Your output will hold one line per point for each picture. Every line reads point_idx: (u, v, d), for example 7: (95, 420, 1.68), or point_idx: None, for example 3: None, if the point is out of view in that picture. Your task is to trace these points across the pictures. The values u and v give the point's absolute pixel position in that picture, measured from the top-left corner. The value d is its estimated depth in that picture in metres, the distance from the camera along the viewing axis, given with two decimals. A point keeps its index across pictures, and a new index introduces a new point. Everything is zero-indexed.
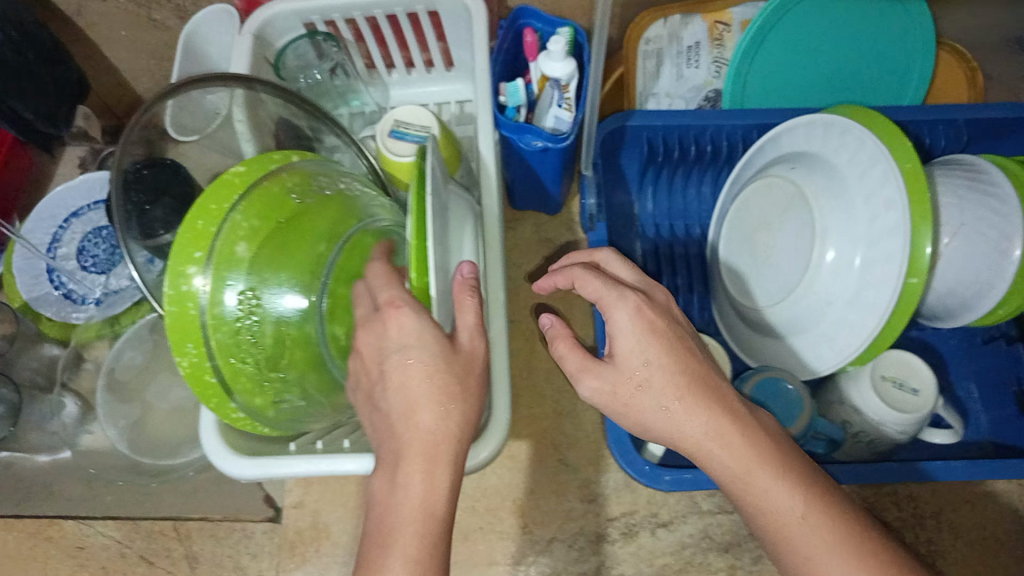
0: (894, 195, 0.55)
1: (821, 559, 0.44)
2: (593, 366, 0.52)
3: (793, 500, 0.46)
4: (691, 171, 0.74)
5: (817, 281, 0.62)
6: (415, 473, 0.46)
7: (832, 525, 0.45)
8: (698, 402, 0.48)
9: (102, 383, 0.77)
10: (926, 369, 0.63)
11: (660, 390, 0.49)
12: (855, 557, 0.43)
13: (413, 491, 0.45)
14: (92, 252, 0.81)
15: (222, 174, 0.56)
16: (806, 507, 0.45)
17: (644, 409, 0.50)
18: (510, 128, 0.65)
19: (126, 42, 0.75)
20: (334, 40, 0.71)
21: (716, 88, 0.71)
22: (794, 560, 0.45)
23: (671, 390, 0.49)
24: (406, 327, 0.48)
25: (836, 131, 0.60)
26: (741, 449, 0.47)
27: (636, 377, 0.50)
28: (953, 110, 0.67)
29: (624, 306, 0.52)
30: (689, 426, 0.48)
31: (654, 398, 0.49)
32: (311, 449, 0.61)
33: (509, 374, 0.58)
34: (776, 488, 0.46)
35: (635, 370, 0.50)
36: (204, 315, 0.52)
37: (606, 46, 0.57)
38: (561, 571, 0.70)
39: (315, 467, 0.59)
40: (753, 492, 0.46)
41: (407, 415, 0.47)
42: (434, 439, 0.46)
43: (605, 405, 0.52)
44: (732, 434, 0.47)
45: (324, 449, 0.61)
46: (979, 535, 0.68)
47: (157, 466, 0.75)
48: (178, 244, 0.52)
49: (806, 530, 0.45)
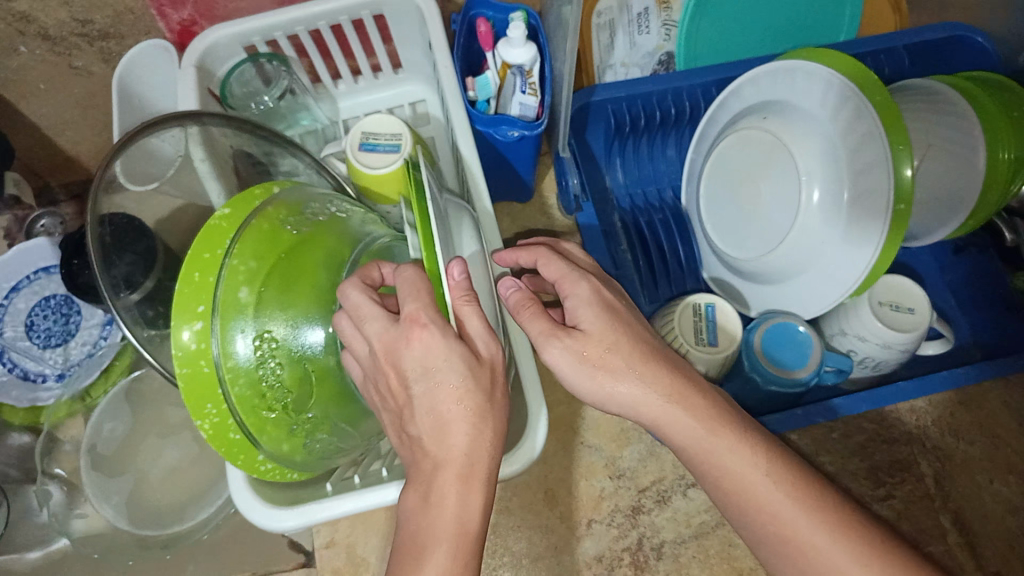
0: (870, 129, 0.56)
1: (788, 517, 0.44)
2: (557, 332, 0.47)
3: (755, 462, 0.46)
4: (656, 136, 0.76)
5: (808, 225, 0.63)
6: (450, 491, 0.41)
7: (803, 481, 0.45)
8: (656, 374, 0.47)
9: (85, 462, 0.73)
10: (918, 289, 0.63)
11: (625, 360, 0.47)
12: (816, 510, 0.44)
13: (449, 510, 0.41)
14: (42, 325, 0.76)
15: (208, 220, 0.51)
16: (768, 467, 0.45)
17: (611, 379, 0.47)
18: (484, 122, 0.63)
19: (47, 94, 0.70)
20: (279, 60, 0.68)
21: (668, 51, 0.73)
22: (761, 523, 0.45)
23: (634, 363, 0.47)
24: (432, 347, 0.41)
25: (802, 75, 0.61)
26: (699, 415, 0.47)
27: (601, 349, 0.47)
28: (889, 39, 0.72)
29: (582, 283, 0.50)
30: (646, 399, 0.47)
31: (621, 364, 0.47)
32: (347, 486, 0.58)
33: (538, 373, 0.55)
34: (734, 452, 0.46)
35: (604, 335, 0.47)
36: (222, 369, 0.49)
37: (577, 25, 0.57)
38: (606, 552, 0.66)
39: (356, 505, 0.55)
40: (716, 460, 0.46)
41: (439, 434, 0.42)
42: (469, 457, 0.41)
43: (569, 374, 0.48)
44: (692, 399, 0.47)
45: (361, 482, 0.58)
46: (980, 432, 0.71)
47: (164, 535, 0.71)
48: (178, 300, 0.49)
49: (769, 490, 0.45)
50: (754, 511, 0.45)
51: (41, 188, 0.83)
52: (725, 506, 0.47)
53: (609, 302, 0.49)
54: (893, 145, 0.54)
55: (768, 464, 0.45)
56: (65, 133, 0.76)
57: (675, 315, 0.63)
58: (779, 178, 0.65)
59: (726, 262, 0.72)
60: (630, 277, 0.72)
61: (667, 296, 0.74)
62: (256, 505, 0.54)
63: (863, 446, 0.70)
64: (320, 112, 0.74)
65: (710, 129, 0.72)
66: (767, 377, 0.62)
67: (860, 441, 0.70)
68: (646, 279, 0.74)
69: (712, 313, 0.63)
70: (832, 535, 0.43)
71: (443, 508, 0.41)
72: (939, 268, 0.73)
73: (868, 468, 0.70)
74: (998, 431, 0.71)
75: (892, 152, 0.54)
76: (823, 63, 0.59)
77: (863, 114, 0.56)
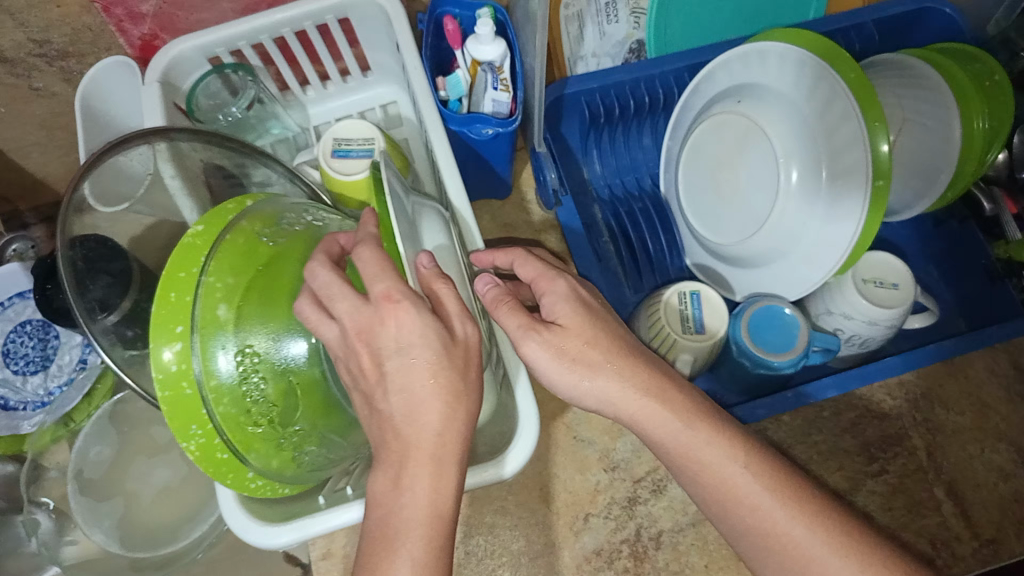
0: (846, 108, 0.55)
1: (768, 511, 0.44)
2: (537, 327, 0.47)
3: (733, 459, 0.46)
4: (631, 125, 0.75)
5: (788, 207, 0.62)
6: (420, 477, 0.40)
7: (781, 475, 0.45)
8: (631, 370, 0.47)
9: (73, 486, 0.72)
10: (898, 263, 0.64)
11: (601, 358, 0.47)
12: (795, 505, 0.44)
13: (421, 492, 0.40)
14: (20, 352, 0.77)
15: (181, 239, 0.51)
16: (746, 462, 0.46)
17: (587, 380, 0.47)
18: (457, 122, 0.63)
19: (9, 118, 0.68)
20: (245, 70, 0.67)
21: (638, 38, 0.72)
22: (742, 520, 0.45)
23: (618, 363, 0.47)
24: (409, 325, 0.40)
25: (774, 57, 0.61)
26: (677, 414, 0.46)
27: (578, 346, 0.47)
28: (860, 14, 0.71)
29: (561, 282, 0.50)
30: (625, 398, 0.47)
31: (600, 357, 0.47)
32: (341, 498, 0.58)
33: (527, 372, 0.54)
34: (716, 449, 0.46)
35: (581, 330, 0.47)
36: (205, 387, 0.48)
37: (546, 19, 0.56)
38: (604, 545, 0.66)
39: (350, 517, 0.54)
40: (696, 458, 0.46)
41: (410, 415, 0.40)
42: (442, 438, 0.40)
43: (548, 371, 0.47)
44: (668, 398, 0.47)
45: (355, 493, 0.57)
46: (968, 402, 0.72)
47: (158, 556, 0.70)
48: (155, 321, 0.48)
49: (749, 484, 0.45)
50: (737, 508, 0.45)
51: (11, 214, 0.81)
52: (705, 502, 0.47)
53: (585, 299, 0.49)
54: (869, 122, 0.54)
55: (749, 457, 0.46)
56: (30, 155, 0.74)
57: (659, 309, 0.62)
58: (756, 162, 0.65)
59: (709, 249, 0.72)
60: (613, 269, 0.72)
61: (651, 286, 0.73)
62: (251, 524, 0.54)
63: (854, 423, 0.71)
64: (290, 120, 0.73)
65: (684, 116, 0.72)
66: (755, 362, 0.62)
67: (851, 419, 0.71)
68: (629, 269, 0.73)
69: (698, 299, 0.62)
70: (810, 528, 0.43)
71: (414, 491, 0.40)
72: (919, 241, 0.73)
73: (860, 444, 0.70)
74: (985, 400, 0.72)
75: (868, 130, 0.54)
76: (793, 44, 0.59)
77: (837, 93, 0.56)
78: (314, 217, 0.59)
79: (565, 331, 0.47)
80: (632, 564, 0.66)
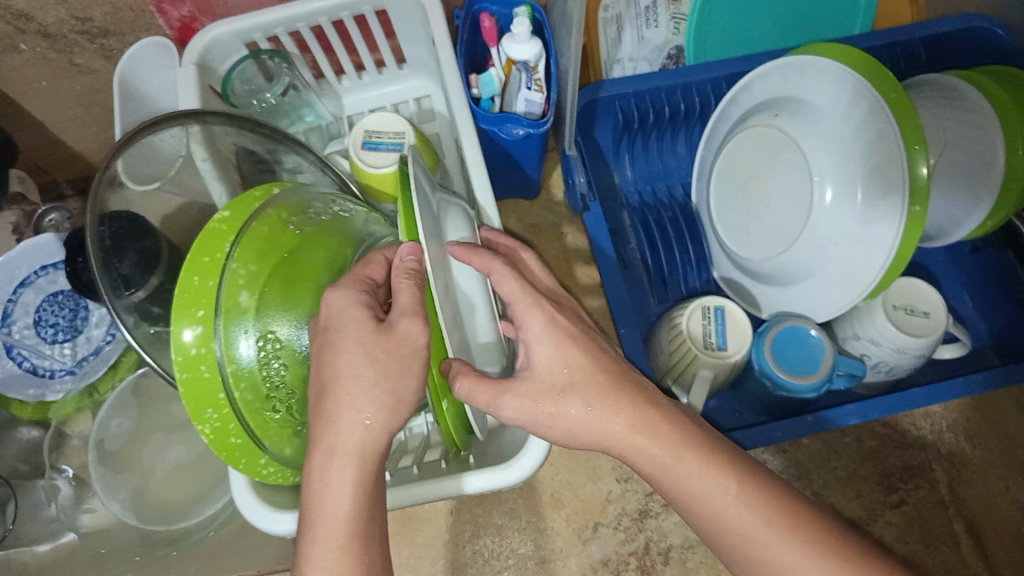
0: (887, 129, 0.54)
1: (761, 540, 0.43)
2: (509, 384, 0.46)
3: (725, 485, 0.44)
4: (665, 132, 0.74)
5: (820, 226, 0.61)
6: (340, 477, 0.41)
7: (777, 503, 0.44)
8: (616, 399, 0.46)
9: (92, 457, 0.72)
10: (931, 291, 0.62)
11: (581, 392, 0.46)
12: (795, 535, 0.43)
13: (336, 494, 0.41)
14: (50, 321, 0.76)
15: (207, 223, 0.50)
16: (738, 489, 0.44)
17: (565, 416, 0.46)
18: (488, 120, 0.62)
19: (49, 92, 0.69)
20: (281, 56, 0.67)
21: (677, 44, 0.71)
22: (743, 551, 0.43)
23: (589, 392, 0.46)
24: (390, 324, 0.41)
25: (813, 71, 0.59)
26: (668, 438, 0.45)
27: (555, 384, 0.46)
28: (905, 32, 0.70)
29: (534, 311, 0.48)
30: (613, 424, 0.46)
31: (575, 398, 0.46)
32: None
33: None
34: (706, 475, 0.45)
35: (557, 376, 0.46)
36: (225, 372, 0.48)
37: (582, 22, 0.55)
38: (612, 556, 0.65)
39: None
40: (685, 484, 0.45)
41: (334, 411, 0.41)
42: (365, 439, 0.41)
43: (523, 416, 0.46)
44: (658, 425, 0.46)
45: None
46: (995, 437, 0.70)
47: (172, 530, 0.71)
48: (177, 303, 0.47)
49: (744, 512, 0.43)
50: (732, 533, 0.44)
51: (47, 184, 0.83)
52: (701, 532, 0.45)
53: (565, 330, 0.48)
54: (909, 145, 0.52)
55: (738, 486, 0.44)
56: (68, 130, 0.76)
57: (682, 321, 0.61)
58: (789, 178, 0.64)
59: (736, 263, 0.70)
60: (638, 276, 0.72)
61: (676, 297, 0.72)
62: (259, 510, 0.54)
63: (875, 451, 0.69)
64: (322, 109, 0.73)
65: (720, 126, 0.70)
66: (776, 383, 0.61)
67: (872, 446, 0.69)
68: (656, 278, 0.72)
69: (721, 315, 0.61)
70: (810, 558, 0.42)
71: (332, 490, 0.41)
72: (953, 267, 0.72)
73: (880, 472, 0.68)
74: (1014, 436, 0.70)
75: (908, 153, 0.52)
76: (835, 59, 0.58)
77: (878, 113, 0.54)
78: (340, 208, 0.59)
79: (536, 371, 0.47)
80: None
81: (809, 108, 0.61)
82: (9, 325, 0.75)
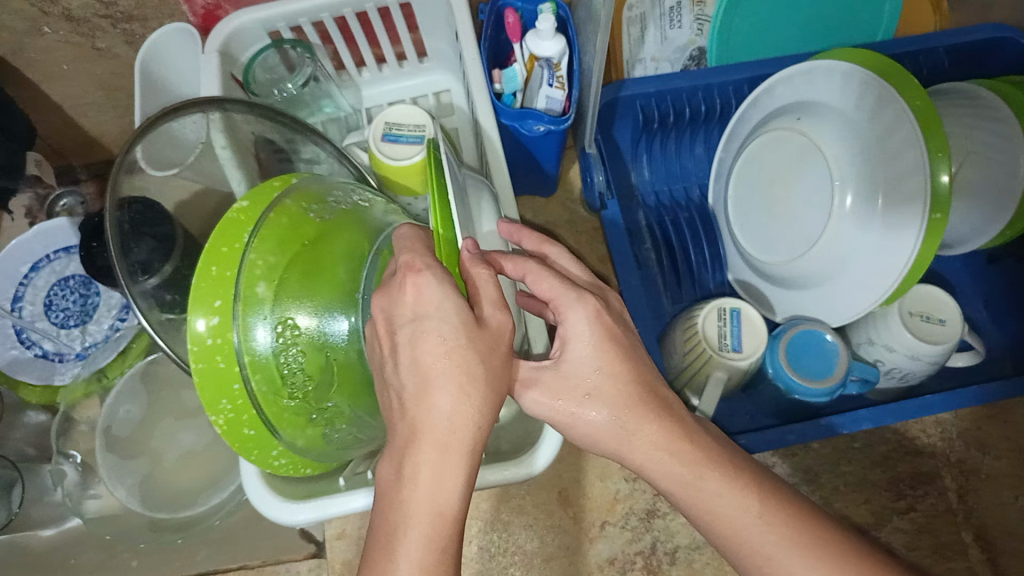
0: (910, 137, 0.54)
1: (781, 561, 0.41)
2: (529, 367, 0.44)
3: (748, 501, 0.43)
4: (684, 133, 0.74)
5: (839, 232, 0.61)
6: (422, 463, 0.38)
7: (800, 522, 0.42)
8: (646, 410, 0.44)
9: (100, 443, 0.73)
10: (948, 299, 0.62)
11: (610, 398, 0.44)
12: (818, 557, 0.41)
13: (425, 486, 0.38)
14: (60, 305, 0.76)
15: (226, 213, 0.51)
16: (762, 507, 0.43)
17: (590, 420, 0.44)
18: (509, 116, 0.62)
19: (70, 75, 0.69)
20: (303, 46, 0.67)
21: (700, 46, 0.71)
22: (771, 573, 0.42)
23: (617, 400, 0.44)
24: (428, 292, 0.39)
25: (839, 76, 0.59)
26: (690, 455, 0.44)
27: (580, 384, 0.44)
28: (930, 39, 0.70)
29: (579, 307, 0.44)
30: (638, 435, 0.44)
31: (602, 406, 0.44)
32: (361, 481, 0.57)
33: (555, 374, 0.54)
34: (727, 492, 0.43)
35: (585, 377, 0.44)
36: (241, 360, 0.49)
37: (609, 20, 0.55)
38: (619, 554, 0.66)
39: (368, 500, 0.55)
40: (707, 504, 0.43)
41: (419, 396, 0.38)
42: (450, 427, 0.38)
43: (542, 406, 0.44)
44: (682, 443, 0.44)
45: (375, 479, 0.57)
46: (1007, 447, 0.69)
47: (176, 518, 0.71)
48: (195, 291, 0.48)
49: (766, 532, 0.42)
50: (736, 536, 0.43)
51: (62, 168, 0.83)
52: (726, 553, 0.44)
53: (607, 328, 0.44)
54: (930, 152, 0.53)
55: (761, 507, 0.43)
56: (87, 113, 0.76)
57: (697, 321, 0.61)
58: (810, 183, 0.64)
59: (752, 266, 0.70)
60: (653, 277, 0.72)
61: (691, 298, 0.72)
62: (270, 499, 0.54)
63: (885, 458, 0.69)
64: (344, 100, 0.73)
65: (740, 130, 0.70)
66: (790, 387, 0.61)
67: (882, 452, 0.69)
68: (670, 278, 0.72)
69: (737, 317, 0.61)
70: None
71: (417, 482, 0.38)
72: (970, 277, 0.71)
73: (890, 478, 0.68)
74: None
75: (931, 160, 0.52)
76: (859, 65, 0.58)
77: (901, 121, 0.54)
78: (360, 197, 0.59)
79: (566, 365, 0.44)
80: None
81: (832, 114, 0.61)
82: (19, 307, 0.75)
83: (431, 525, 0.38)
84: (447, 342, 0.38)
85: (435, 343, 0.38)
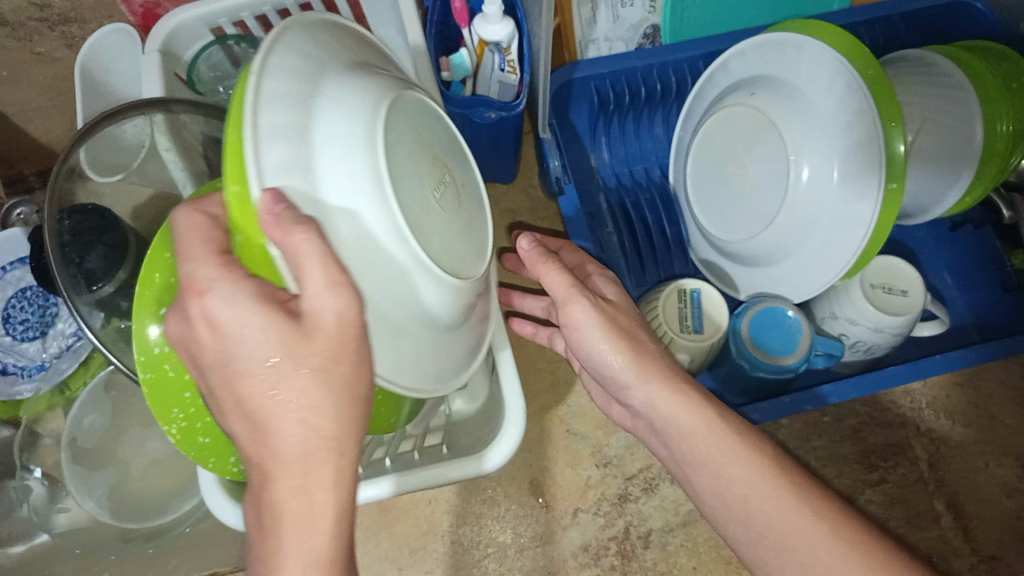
0: (861, 105, 0.54)
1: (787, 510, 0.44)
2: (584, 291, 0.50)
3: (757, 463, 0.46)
4: (641, 112, 0.73)
5: (795, 206, 0.60)
6: (290, 514, 0.33)
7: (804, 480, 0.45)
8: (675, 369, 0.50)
9: (66, 455, 0.71)
10: (908, 269, 0.62)
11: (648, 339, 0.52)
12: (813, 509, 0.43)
13: (294, 539, 0.34)
14: (19, 317, 0.72)
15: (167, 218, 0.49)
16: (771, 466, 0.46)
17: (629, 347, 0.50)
18: (457, 104, 0.61)
19: (12, 81, 0.67)
20: (247, 41, 0.65)
21: (653, 23, 0.70)
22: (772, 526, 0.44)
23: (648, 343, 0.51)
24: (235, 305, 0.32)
25: (790, 49, 0.59)
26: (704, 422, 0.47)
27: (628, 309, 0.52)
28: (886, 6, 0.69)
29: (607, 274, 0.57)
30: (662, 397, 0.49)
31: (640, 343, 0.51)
32: None
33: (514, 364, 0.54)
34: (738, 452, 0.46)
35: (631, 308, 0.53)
36: (192, 368, 0.47)
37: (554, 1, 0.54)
38: (591, 542, 0.65)
39: None
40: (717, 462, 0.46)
41: (259, 439, 0.33)
42: (304, 466, 0.33)
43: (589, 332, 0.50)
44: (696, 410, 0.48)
45: None
46: (975, 414, 0.70)
47: (147, 528, 0.71)
48: (138, 301, 0.46)
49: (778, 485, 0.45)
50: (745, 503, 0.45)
51: (13, 177, 0.81)
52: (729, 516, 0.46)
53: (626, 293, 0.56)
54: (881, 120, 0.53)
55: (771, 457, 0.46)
56: (33, 120, 0.74)
57: (658, 302, 0.60)
58: (764, 158, 0.63)
59: (713, 245, 0.70)
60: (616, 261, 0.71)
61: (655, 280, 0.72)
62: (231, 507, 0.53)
63: (856, 430, 0.69)
64: None
65: (697, 108, 0.70)
66: (755, 364, 0.60)
67: (853, 425, 0.69)
68: (633, 261, 0.71)
69: (698, 298, 0.61)
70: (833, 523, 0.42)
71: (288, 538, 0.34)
72: (935, 245, 0.71)
73: (861, 451, 0.68)
74: (993, 412, 0.69)
75: (885, 130, 0.53)
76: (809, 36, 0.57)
77: (853, 91, 0.54)
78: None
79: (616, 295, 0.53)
80: (619, 561, 0.65)
81: (785, 87, 0.60)
82: None
83: (326, 537, 0.34)
84: (274, 362, 0.32)
85: (259, 372, 0.32)
